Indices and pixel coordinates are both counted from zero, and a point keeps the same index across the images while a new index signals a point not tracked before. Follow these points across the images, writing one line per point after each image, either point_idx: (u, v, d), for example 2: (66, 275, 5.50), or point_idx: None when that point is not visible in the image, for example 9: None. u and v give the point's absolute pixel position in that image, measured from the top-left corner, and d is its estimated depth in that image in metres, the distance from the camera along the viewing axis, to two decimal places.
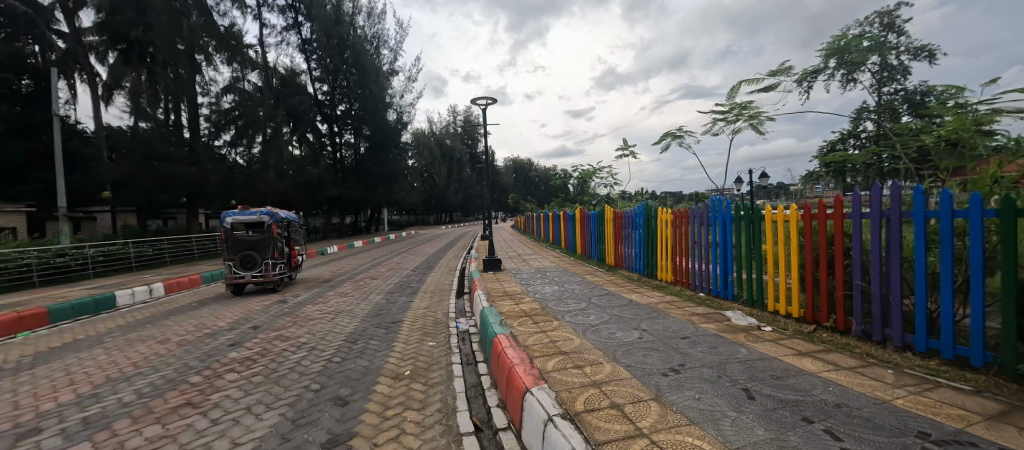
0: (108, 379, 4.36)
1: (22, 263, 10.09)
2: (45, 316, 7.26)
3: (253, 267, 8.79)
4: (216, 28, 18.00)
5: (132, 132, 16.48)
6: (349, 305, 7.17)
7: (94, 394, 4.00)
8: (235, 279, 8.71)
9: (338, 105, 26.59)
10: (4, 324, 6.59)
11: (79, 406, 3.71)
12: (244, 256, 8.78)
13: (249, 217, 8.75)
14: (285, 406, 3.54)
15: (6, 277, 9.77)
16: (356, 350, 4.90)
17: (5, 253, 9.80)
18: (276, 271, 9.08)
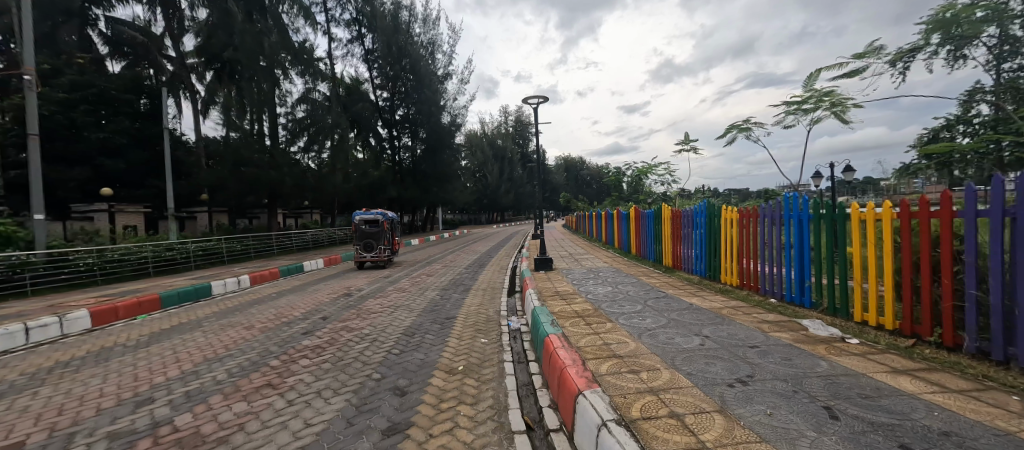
0: (205, 359, 4.89)
1: (141, 256, 11.56)
2: (158, 301, 8.32)
3: (371, 250, 12.12)
4: (291, 44, 19.58)
5: (223, 141, 18.28)
6: (406, 300, 7.45)
7: (195, 370, 4.49)
8: (359, 258, 12.11)
9: (397, 110, 27.81)
10: (126, 308, 7.64)
11: (183, 381, 4.18)
12: (365, 243, 12.18)
13: (370, 216, 12.02)
14: (349, 393, 3.74)
15: (128, 268, 11.26)
16: (414, 343, 5.07)
17: (128, 247, 11.26)
18: (385, 254, 12.31)
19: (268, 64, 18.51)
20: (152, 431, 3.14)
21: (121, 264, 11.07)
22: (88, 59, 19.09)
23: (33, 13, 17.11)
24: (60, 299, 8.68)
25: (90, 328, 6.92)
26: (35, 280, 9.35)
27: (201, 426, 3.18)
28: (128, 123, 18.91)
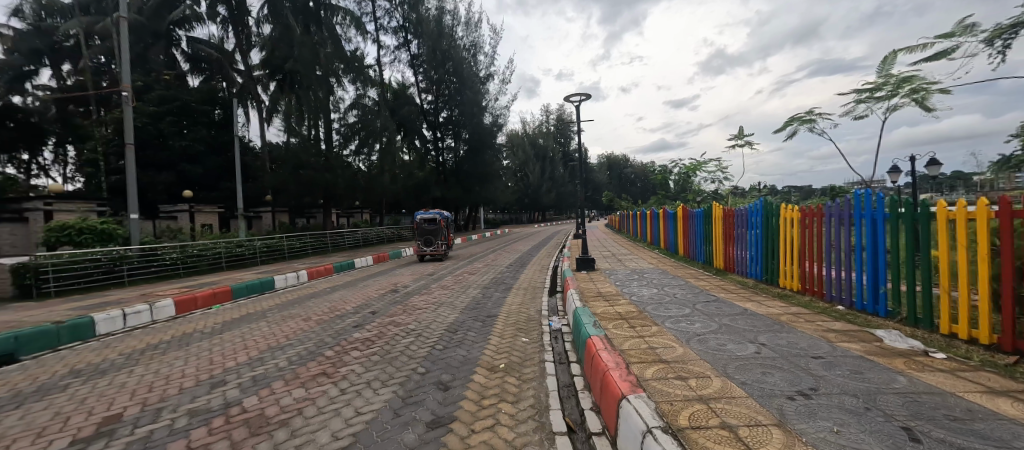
0: (269, 347, 5.25)
1: (215, 252, 12.58)
2: (230, 292, 9.08)
3: (430, 245, 13.68)
4: (343, 53, 20.46)
5: (285, 146, 19.58)
6: (450, 297, 7.58)
7: (260, 357, 4.82)
8: (420, 252, 13.71)
9: (441, 113, 28.41)
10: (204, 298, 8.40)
11: (250, 366, 4.51)
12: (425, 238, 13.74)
13: (429, 215, 13.54)
14: (396, 385, 3.85)
15: (205, 262, 12.31)
16: (456, 340, 5.14)
17: (204, 244, 12.27)
18: (442, 248, 13.84)
19: (323, 74, 19.61)
20: (224, 411, 3.41)
21: (199, 258, 12.12)
22: (172, 74, 21.18)
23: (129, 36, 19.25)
24: (149, 289, 9.69)
25: (174, 316, 7.65)
26: (131, 272, 10.43)
27: (265, 409, 3.41)
28: (205, 131, 20.69)
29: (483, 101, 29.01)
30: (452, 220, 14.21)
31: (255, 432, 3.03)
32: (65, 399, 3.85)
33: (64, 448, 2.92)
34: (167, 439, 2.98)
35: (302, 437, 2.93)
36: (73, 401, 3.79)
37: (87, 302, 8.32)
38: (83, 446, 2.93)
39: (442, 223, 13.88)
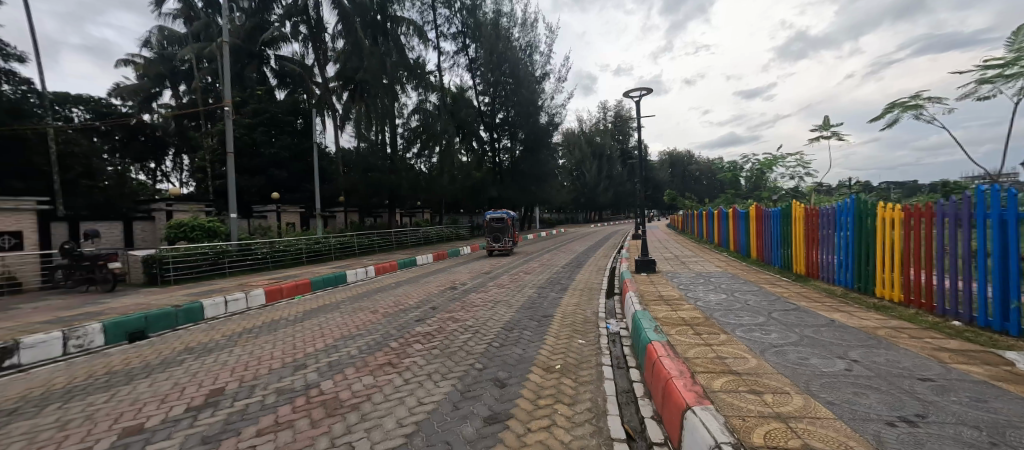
0: (342, 335, 5.65)
1: (297, 248, 13.78)
2: (307, 285, 9.92)
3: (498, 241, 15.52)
4: (406, 61, 21.88)
5: (355, 151, 20.97)
6: (505, 295, 7.64)
7: (333, 345, 5.19)
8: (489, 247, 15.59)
9: (497, 114, 28.75)
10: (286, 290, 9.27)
11: (326, 352, 4.88)
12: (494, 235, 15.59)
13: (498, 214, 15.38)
14: (455, 379, 3.94)
15: (290, 257, 13.54)
16: (513, 338, 5.15)
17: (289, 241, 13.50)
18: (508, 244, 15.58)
19: (389, 82, 20.79)
20: (304, 393, 3.72)
21: (284, 253, 13.32)
22: (262, 89, 23.59)
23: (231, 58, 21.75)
24: (244, 280, 10.85)
25: (264, 303, 8.64)
26: (232, 265, 11.76)
27: (338, 393, 3.66)
28: (289, 139, 22.62)
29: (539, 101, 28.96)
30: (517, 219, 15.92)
31: (330, 414, 3.26)
32: (179, 372, 4.45)
33: (178, 415, 3.36)
34: (259, 413, 3.33)
35: (370, 422, 3.09)
36: (186, 374, 4.37)
37: (198, 289, 9.54)
38: (192, 415, 3.36)
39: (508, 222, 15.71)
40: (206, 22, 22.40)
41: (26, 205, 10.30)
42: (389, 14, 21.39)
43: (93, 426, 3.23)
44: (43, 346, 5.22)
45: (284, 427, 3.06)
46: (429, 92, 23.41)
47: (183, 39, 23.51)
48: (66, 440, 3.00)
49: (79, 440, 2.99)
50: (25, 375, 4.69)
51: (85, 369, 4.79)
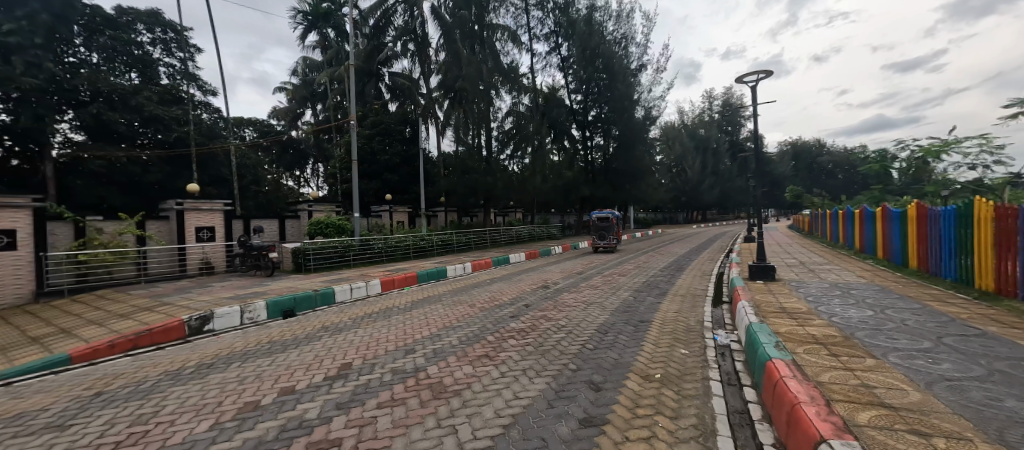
0: (445, 325, 6.05)
1: (406, 244, 15.14)
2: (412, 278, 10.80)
3: (603, 239, 16.76)
4: (501, 66, 22.62)
5: (455, 155, 22.30)
6: (599, 297, 7.40)
7: (437, 334, 5.56)
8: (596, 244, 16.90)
9: (590, 111, 28.15)
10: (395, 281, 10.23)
11: (432, 340, 5.27)
12: (600, 233, 16.87)
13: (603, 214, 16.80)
14: (549, 377, 3.92)
15: (401, 252, 14.94)
16: (608, 342, 4.96)
17: (400, 238, 14.94)
18: (614, 242, 16.74)
19: (485, 88, 21.70)
20: (413, 374, 4.06)
21: (395, 248, 14.70)
22: (377, 103, 26.39)
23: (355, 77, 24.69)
24: (363, 271, 12.20)
25: (380, 292, 9.68)
26: (355, 258, 13.36)
27: (442, 378, 3.91)
28: (400, 146, 24.81)
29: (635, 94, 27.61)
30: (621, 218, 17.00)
31: (436, 396, 3.50)
32: (317, 346, 5.22)
33: (317, 383, 3.95)
34: (378, 388, 3.74)
35: (470, 409, 3.24)
36: (323, 348, 5.12)
37: (328, 277, 11.00)
38: (328, 384, 3.91)
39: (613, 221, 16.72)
40: (335, 47, 25.74)
41: (217, 205, 12.82)
42: (485, 23, 22.31)
43: (260, 384, 3.99)
44: (229, 316, 6.83)
45: (399, 404, 3.38)
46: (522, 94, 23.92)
47: (320, 65, 27.23)
48: (244, 392, 3.77)
49: (252, 394, 3.73)
50: (216, 339, 6.02)
51: (252, 338, 5.91)
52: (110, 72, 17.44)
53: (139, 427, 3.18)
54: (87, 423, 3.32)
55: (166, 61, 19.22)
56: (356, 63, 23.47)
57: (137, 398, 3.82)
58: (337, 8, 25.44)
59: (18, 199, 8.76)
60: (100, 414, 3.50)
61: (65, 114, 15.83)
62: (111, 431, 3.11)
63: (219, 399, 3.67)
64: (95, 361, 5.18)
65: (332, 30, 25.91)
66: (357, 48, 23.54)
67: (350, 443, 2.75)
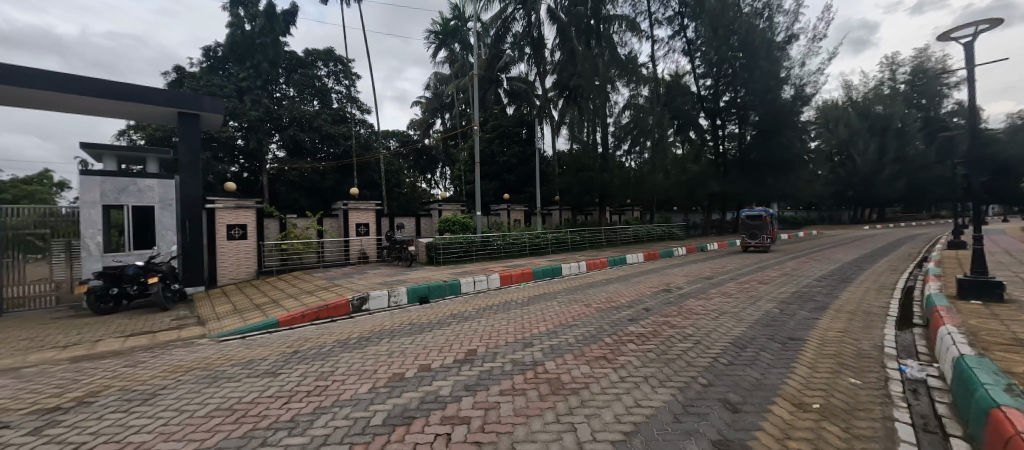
0: (561, 323, 5.98)
1: (523, 242, 15.59)
2: (528, 275, 11.05)
3: (755, 238, 16.35)
4: (619, 58, 21.71)
5: (569, 153, 22.28)
6: (734, 307, 6.50)
7: (554, 331, 5.54)
8: (746, 244, 16.57)
9: (722, 96, 25.12)
10: (513, 278, 10.59)
11: (549, 335, 5.28)
12: (751, 232, 16.48)
13: (755, 212, 16.36)
14: (675, 389, 3.55)
15: (519, 248, 15.45)
16: (747, 358, 4.29)
17: (518, 236, 15.46)
18: (767, 242, 16.16)
19: (601, 82, 21.10)
20: (532, 367, 4.10)
21: (512, 245, 15.26)
22: (498, 108, 27.60)
23: (479, 84, 26.35)
24: (484, 266, 12.87)
25: (500, 286, 10.11)
26: (477, 253, 14.21)
27: (560, 375, 3.86)
28: (518, 148, 25.63)
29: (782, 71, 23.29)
30: (777, 217, 16.19)
31: (554, 392, 3.45)
32: (446, 331, 5.66)
33: (449, 364, 4.26)
34: (500, 376, 3.87)
35: (589, 409, 3.10)
36: (452, 334, 5.53)
37: (454, 271, 11.88)
38: (457, 366, 4.19)
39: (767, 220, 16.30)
40: (461, 60, 27.76)
41: (372, 205, 14.72)
42: (602, 16, 21.62)
43: (404, 359, 4.49)
44: (381, 299, 7.94)
45: (519, 393, 3.43)
46: (641, 85, 22.78)
47: (448, 78, 29.67)
48: (392, 364, 4.30)
49: (398, 367, 4.23)
50: (370, 317, 7.03)
51: (397, 318, 6.73)
52: (302, 102, 21.85)
53: (321, 382, 3.90)
54: (288, 373, 4.23)
55: (336, 89, 23.18)
56: (480, 71, 25.19)
57: (318, 358, 4.66)
58: (463, 24, 27.41)
59: (250, 202, 11.95)
60: (295, 368, 4.38)
61: (274, 135, 20.18)
62: (304, 382, 3.91)
63: (375, 367, 4.26)
64: (294, 326, 6.59)
65: (459, 44, 28.01)
66: (480, 58, 25.00)
67: (476, 424, 2.89)
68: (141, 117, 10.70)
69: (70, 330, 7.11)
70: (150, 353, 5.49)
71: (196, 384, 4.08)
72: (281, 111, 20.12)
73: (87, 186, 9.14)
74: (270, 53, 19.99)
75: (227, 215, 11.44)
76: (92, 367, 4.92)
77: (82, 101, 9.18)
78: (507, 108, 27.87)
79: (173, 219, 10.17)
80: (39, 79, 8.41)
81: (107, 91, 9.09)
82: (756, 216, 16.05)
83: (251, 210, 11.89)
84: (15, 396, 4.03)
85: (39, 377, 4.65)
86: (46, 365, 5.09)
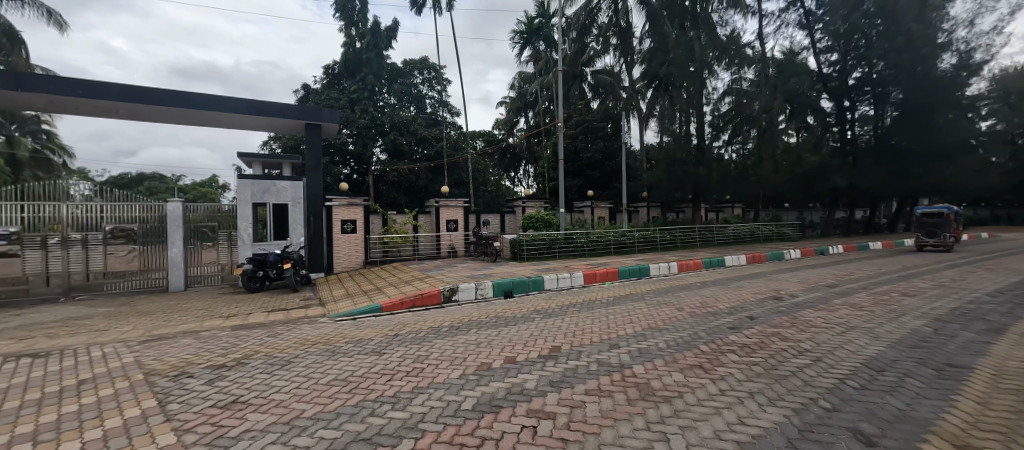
0: (651, 326, 5.62)
1: (608, 240, 15.11)
2: (614, 274, 10.66)
3: (933, 237, 15.60)
4: (718, 40, 19.74)
5: (660, 146, 20.99)
6: (867, 322, 5.50)
7: (643, 333, 5.22)
8: (921, 243, 15.87)
9: (852, 74, 21.64)
10: (598, 276, 10.30)
11: (637, 338, 4.98)
12: (928, 231, 15.78)
13: (934, 210, 15.69)
14: (789, 410, 3.09)
15: (603, 247, 15.00)
16: (885, 383, 3.58)
17: (603, 233, 15.01)
18: (950, 240, 15.33)
19: (697, 68, 19.49)
20: (620, 369, 3.90)
21: (597, 243, 14.86)
22: (582, 103, 26.91)
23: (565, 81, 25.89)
24: (569, 263, 12.70)
25: (584, 284, 9.90)
26: (560, 250, 14.10)
27: (650, 380, 3.61)
28: (603, 143, 24.80)
29: (940, 34, 19.01)
30: (963, 214, 15.23)
31: (644, 398, 3.24)
32: (531, 326, 5.67)
33: (533, 358, 4.25)
34: (585, 376, 3.74)
35: (684, 421, 2.84)
36: (536, 329, 5.52)
37: (539, 267, 11.88)
38: (542, 361, 4.17)
39: (950, 217, 15.49)
40: (545, 57, 27.68)
41: (460, 203, 15.25)
42: None
43: (491, 350, 4.58)
44: (469, 291, 8.26)
45: (606, 395, 3.28)
46: (745, 68, 20.71)
47: (532, 76, 29.73)
48: (480, 354, 4.43)
49: (486, 357, 4.34)
50: (460, 308, 7.37)
51: (486, 311, 6.93)
52: (401, 108, 23.70)
53: (418, 364, 4.16)
54: (390, 353, 4.59)
55: (430, 94, 24.74)
56: (565, 67, 24.75)
57: (415, 343, 4.99)
58: (547, 21, 27.27)
59: (358, 200, 13.26)
60: (397, 350, 4.73)
61: (377, 141, 22.15)
62: (403, 363, 4.21)
63: (465, 355, 4.42)
64: (394, 312, 7.17)
65: (544, 42, 27.97)
66: (564, 53, 24.64)
67: (562, 421, 2.82)
68: (278, 130, 12.43)
69: (229, 304, 8.57)
70: (286, 326, 6.40)
71: (319, 355, 4.64)
72: (384, 117, 22.11)
73: (242, 187, 11.02)
74: (375, 65, 22.13)
75: (340, 211, 12.85)
76: (246, 335, 5.88)
77: (236, 118, 10.97)
78: (592, 103, 27.05)
79: (302, 215, 11.71)
80: (207, 101, 10.26)
81: (255, 108, 10.74)
82: (936, 214, 15.43)
83: (359, 207, 13.18)
84: (195, 352, 4.98)
85: (211, 339, 5.69)
86: (215, 330, 6.21)
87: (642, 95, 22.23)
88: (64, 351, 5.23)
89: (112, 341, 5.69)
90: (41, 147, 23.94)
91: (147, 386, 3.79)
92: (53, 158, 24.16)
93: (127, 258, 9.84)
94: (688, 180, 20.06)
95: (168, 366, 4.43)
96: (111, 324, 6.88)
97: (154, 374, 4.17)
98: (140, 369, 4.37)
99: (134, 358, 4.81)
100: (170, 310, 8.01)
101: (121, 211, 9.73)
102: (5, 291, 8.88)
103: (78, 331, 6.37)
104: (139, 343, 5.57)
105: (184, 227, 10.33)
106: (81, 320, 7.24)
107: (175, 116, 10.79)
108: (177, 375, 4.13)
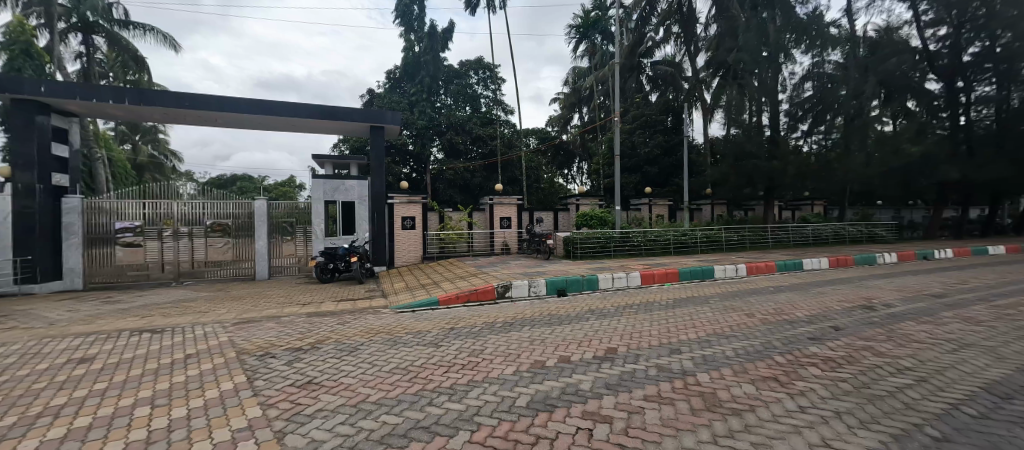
0: (717, 332, 5.24)
1: (666, 240, 14.42)
2: (674, 275, 10.13)
3: None
4: (796, 19, 17.81)
5: (726, 139, 19.70)
6: (987, 341, 4.69)
7: (706, 340, 4.88)
8: None
9: (967, 48, 18.71)
10: (656, 277, 9.85)
11: (700, 344, 4.67)
12: None
13: None
14: (887, 435, 2.71)
15: (662, 247, 14.34)
16: (1012, 413, 3.03)
17: (661, 232, 14.36)
18: None
19: (771, 53, 18.05)
20: (682, 376, 3.67)
21: (654, 242, 14.23)
22: (640, 96, 25.83)
23: (621, 74, 25.07)
24: (626, 263, 12.26)
25: (641, 285, 9.53)
26: (616, 249, 13.70)
27: (718, 390, 3.36)
28: (662, 137, 23.71)
29: None
30: None
31: (710, 408, 3.01)
32: (586, 326, 5.53)
33: (589, 359, 4.14)
34: (643, 381, 3.55)
35: (756, 437, 2.59)
36: (592, 329, 5.39)
37: (595, 266, 11.60)
38: (598, 363, 4.03)
39: None
40: (600, 51, 26.98)
41: (514, 201, 15.26)
42: None
43: (543, 349, 4.52)
44: (523, 288, 8.27)
45: (667, 402, 3.09)
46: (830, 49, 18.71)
47: (587, 71, 29.14)
48: (534, 351, 4.40)
49: (540, 354, 4.30)
50: (514, 305, 7.40)
51: (540, 309, 6.87)
52: (457, 108, 24.09)
53: (473, 358, 4.22)
54: (447, 346, 4.69)
55: (485, 94, 24.98)
56: (623, 60, 23.52)
57: (470, 337, 5.05)
58: (604, 13, 26.49)
59: (417, 198, 13.75)
60: (453, 343, 4.82)
61: (435, 141, 22.98)
62: (459, 356, 4.27)
63: (520, 352, 4.40)
64: (450, 306, 7.35)
65: (600, 35, 27.19)
66: (621, 46, 23.69)
67: (620, 425, 2.70)
68: (349, 133, 13.29)
69: (304, 293, 9.29)
70: (352, 315, 6.78)
71: (382, 344, 4.87)
72: (441, 118, 22.85)
73: (315, 186, 11.93)
74: (431, 68, 22.93)
75: (400, 208, 13.42)
76: (319, 321, 6.32)
77: (312, 123, 11.86)
78: (650, 96, 25.94)
79: (367, 211, 12.37)
80: (288, 109, 11.18)
81: (326, 113, 11.51)
82: None
83: (418, 205, 13.66)
84: (276, 336, 5.42)
85: (290, 324, 6.18)
86: (293, 316, 6.75)
87: (706, 85, 21.10)
88: (174, 329, 5.95)
89: (210, 322, 6.39)
90: (158, 153, 27.63)
91: (238, 364, 4.19)
92: (166, 163, 27.79)
93: (222, 249, 10.98)
94: (758, 175, 18.56)
95: (255, 347, 4.87)
96: (210, 306, 7.75)
97: (244, 353, 4.60)
98: (233, 348, 4.85)
99: (228, 338, 5.35)
100: (255, 296, 8.85)
101: (214, 209, 10.82)
102: (132, 276, 10.36)
103: (185, 312, 7.24)
104: (231, 325, 6.19)
105: (268, 223, 11.36)
106: (186, 303, 8.20)
107: (261, 123, 11.86)
108: (262, 355, 4.53)
